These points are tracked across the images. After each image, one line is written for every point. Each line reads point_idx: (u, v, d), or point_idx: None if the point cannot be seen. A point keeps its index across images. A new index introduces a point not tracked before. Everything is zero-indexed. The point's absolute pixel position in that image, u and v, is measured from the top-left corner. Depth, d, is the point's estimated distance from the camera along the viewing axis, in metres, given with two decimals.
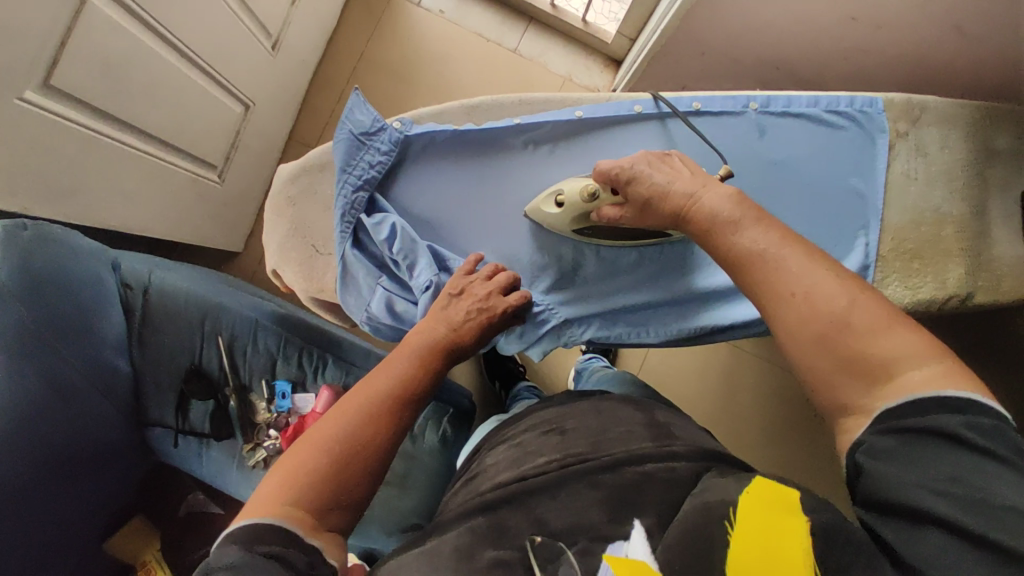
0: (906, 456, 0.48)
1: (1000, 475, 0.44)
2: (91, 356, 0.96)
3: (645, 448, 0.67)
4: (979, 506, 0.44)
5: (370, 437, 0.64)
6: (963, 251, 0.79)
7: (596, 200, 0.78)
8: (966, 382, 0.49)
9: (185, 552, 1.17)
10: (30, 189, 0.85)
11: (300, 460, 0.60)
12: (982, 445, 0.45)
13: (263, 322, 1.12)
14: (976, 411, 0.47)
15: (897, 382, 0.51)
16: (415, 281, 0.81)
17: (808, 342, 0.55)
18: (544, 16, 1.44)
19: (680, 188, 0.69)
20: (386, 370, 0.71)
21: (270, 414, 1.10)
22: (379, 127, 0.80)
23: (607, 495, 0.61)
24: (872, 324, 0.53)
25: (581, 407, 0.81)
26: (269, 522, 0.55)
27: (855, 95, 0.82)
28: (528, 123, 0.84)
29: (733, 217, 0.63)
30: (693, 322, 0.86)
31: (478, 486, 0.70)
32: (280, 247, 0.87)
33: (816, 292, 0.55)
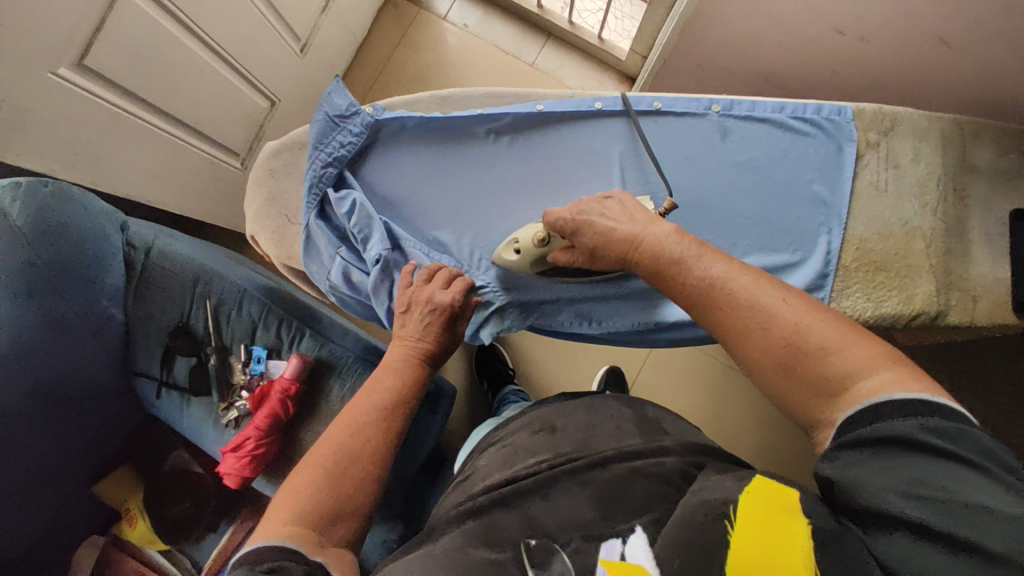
0: (867, 464, 0.43)
1: (968, 478, 0.39)
2: (86, 307, 0.85)
3: (635, 445, 0.62)
4: (944, 508, 0.39)
5: (363, 442, 0.60)
6: (931, 268, 0.73)
7: (549, 245, 0.69)
8: (922, 384, 0.44)
9: (164, 505, 1.03)
10: (58, 153, 0.89)
11: (296, 490, 0.56)
12: (938, 445, 0.41)
13: (249, 291, 0.93)
14: (934, 412, 0.42)
15: (853, 392, 0.46)
16: (376, 255, 0.71)
17: (771, 368, 0.51)
18: (562, 33, 1.48)
19: (622, 234, 0.63)
20: (371, 389, 0.66)
21: (243, 376, 0.89)
22: (354, 111, 0.73)
23: (595, 492, 0.57)
24: (829, 341, 0.49)
25: (573, 404, 0.74)
26: (279, 547, 0.50)
27: (822, 103, 0.76)
28: (490, 114, 0.74)
29: (678, 255, 0.59)
30: (641, 318, 0.72)
31: (469, 490, 0.64)
32: (255, 212, 0.78)
33: (775, 312, 0.52)
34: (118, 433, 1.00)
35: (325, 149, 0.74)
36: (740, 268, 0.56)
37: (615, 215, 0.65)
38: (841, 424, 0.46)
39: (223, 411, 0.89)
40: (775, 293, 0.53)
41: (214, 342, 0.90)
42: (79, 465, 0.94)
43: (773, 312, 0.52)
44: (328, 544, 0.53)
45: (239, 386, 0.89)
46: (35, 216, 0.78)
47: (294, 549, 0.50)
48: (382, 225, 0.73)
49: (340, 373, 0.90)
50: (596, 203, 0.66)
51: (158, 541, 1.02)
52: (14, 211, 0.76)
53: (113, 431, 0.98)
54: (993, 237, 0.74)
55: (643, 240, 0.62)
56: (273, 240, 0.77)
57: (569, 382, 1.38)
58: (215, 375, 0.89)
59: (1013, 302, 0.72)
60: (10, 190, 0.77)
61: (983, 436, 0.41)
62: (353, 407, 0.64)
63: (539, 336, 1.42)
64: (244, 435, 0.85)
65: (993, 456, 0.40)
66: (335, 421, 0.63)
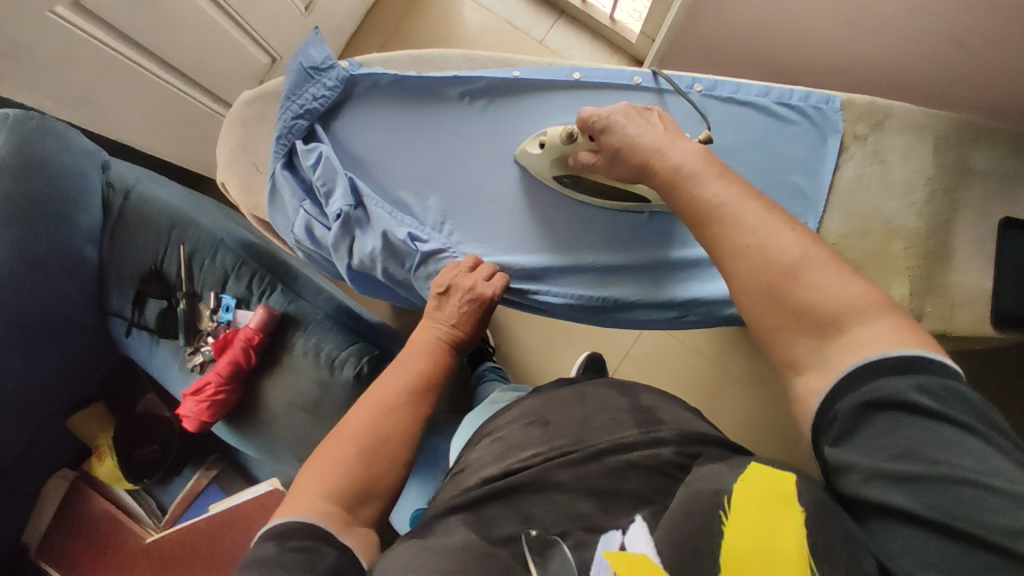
0: (858, 439, 0.40)
1: (955, 442, 0.37)
2: (62, 242, 0.86)
3: (631, 437, 0.58)
4: (939, 484, 0.36)
5: (394, 424, 0.58)
6: (909, 271, 0.70)
7: (575, 143, 0.68)
8: (918, 339, 0.42)
9: (133, 446, 1.06)
10: (50, 90, 0.89)
11: (326, 466, 0.54)
12: (931, 408, 0.38)
13: (225, 241, 0.93)
14: (922, 371, 0.40)
15: (849, 337, 0.44)
16: (337, 210, 0.71)
17: (757, 300, 0.48)
18: (574, 11, 1.44)
19: (648, 142, 0.60)
20: (401, 367, 0.64)
21: (211, 323, 0.90)
22: (329, 64, 0.73)
23: (592, 488, 0.53)
24: (825, 281, 0.46)
25: (566, 393, 0.69)
26: (310, 523, 0.49)
27: (811, 91, 0.74)
28: (464, 76, 0.73)
29: (695, 170, 0.55)
30: (660, 292, 0.69)
31: (460, 485, 0.59)
32: (225, 158, 0.78)
33: (771, 245, 0.48)
34: (95, 369, 1.03)
35: (297, 101, 0.74)
36: (753, 197, 0.52)
37: (650, 125, 0.62)
38: (828, 392, 0.43)
39: (189, 356, 0.91)
40: (774, 230, 0.49)
41: (184, 288, 0.91)
42: (53, 399, 0.96)
43: (772, 245, 0.48)
44: (356, 524, 0.52)
45: (207, 333, 0.91)
46: (17, 145, 0.79)
47: (323, 527, 0.49)
48: (346, 180, 0.72)
49: (305, 328, 0.91)
50: (632, 116, 0.63)
51: (123, 480, 1.04)
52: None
53: (88, 368, 1.01)
54: (982, 245, 0.70)
55: (665, 153, 0.58)
56: (241, 189, 0.77)
57: (552, 363, 1.38)
58: (184, 320, 0.91)
59: (992, 313, 0.69)
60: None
61: (971, 394, 0.39)
62: (386, 383, 0.62)
63: (525, 316, 1.41)
64: (205, 380, 0.86)
65: (982, 416, 0.38)
66: (368, 395, 0.61)
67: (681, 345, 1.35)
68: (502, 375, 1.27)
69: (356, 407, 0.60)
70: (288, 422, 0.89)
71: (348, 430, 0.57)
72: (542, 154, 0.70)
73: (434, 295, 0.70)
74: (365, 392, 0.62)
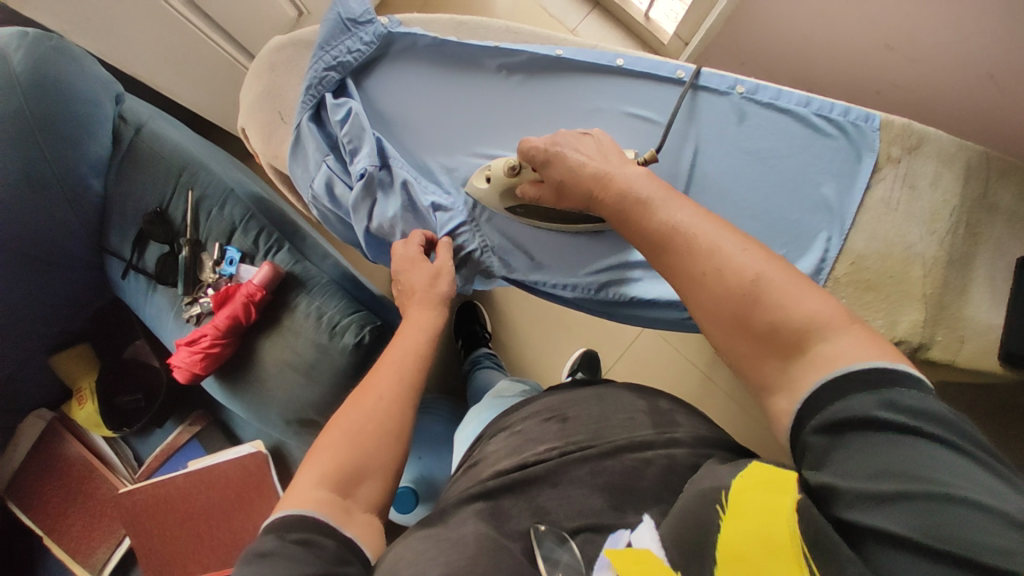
0: (834, 461, 0.38)
1: (937, 457, 0.35)
2: (64, 168, 0.84)
3: (647, 435, 0.62)
4: (932, 503, 0.33)
5: (392, 418, 0.57)
6: (924, 299, 0.69)
7: (519, 176, 0.67)
8: (875, 351, 0.40)
9: (113, 393, 1.02)
10: (72, 15, 0.86)
11: (323, 460, 0.53)
12: (906, 425, 0.36)
13: (237, 193, 0.91)
14: (891, 385, 0.38)
15: (810, 356, 0.43)
16: (362, 169, 0.69)
17: (719, 296, 0.48)
18: (609, 5, 1.42)
19: (592, 169, 0.60)
20: (389, 369, 0.61)
21: (212, 275, 0.88)
22: (368, 19, 0.71)
23: (607, 485, 0.56)
24: (783, 298, 0.45)
25: (586, 391, 0.72)
26: (308, 515, 0.48)
27: (851, 106, 0.72)
28: (505, 48, 0.71)
29: (645, 196, 0.55)
30: (621, 289, 0.69)
31: (477, 476, 0.63)
32: (249, 104, 0.75)
33: (732, 262, 0.48)
34: (83, 309, 1.00)
35: (331, 52, 0.71)
36: (704, 215, 0.52)
37: (590, 152, 0.62)
38: (798, 411, 0.42)
39: (186, 305, 0.88)
40: (739, 243, 0.49)
41: (189, 235, 0.88)
42: (37, 334, 0.93)
43: (731, 261, 0.48)
44: (358, 511, 0.51)
45: (207, 284, 0.88)
46: (34, 67, 0.77)
47: (325, 520, 0.48)
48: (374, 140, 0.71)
49: (309, 291, 0.88)
50: (571, 138, 0.64)
51: (102, 426, 1.01)
52: (15, 57, 0.76)
53: (76, 306, 0.98)
54: (995, 281, 0.71)
55: (613, 178, 0.58)
56: (261, 134, 0.75)
57: (545, 357, 1.37)
58: (185, 267, 0.87)
59: (998, 351, 0.68)
60: (16, 37, 0.76)
61: (947, 410, 0.37)
62: (372, 381, 0.60)
63: (524, 307, 1.39)
64: (201, 332, 0.84)
65: (961, 432, 0.36)
66: (354, 395, 0.59)
67: (677, 352, 1.34)
68: (497, 363, 1.26)
69: (352, 401, 0.59)
70: (280, 382, 0.87)
71: (339, 428, 0.56)
72: (489, 189, 0.69)
73: (393, 287, 0.71)
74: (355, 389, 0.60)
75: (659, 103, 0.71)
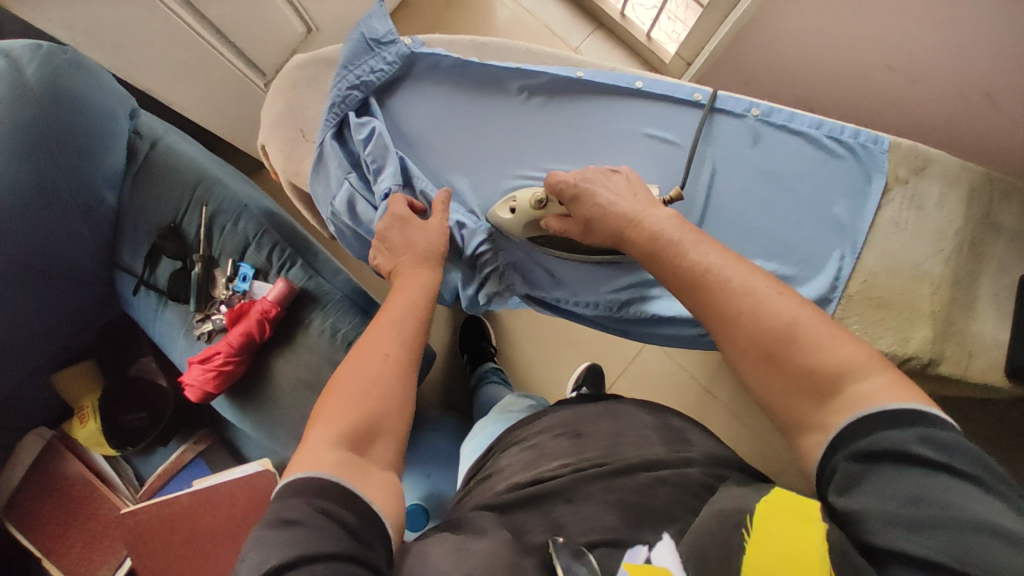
0: (864, 489, 0.40)
1: (963, 489, 0.37)
2: (78, 181, 0.83)
3: (659, 454, 0.62)
4: (954, 530, 0.36)
5: (394, 375, 0.57)
6: (932, 315, 0.71)
7: (545, 208, 0.68)
8: (914, 395, 0.42)
9: (116, 412, 1.01)
10: (87, 29, 0.86)
11: (332, 421, 0.53)
12: (935, 459, 0.38)
13: (251, 207, 0.90)
14: (925, 423, 0.40)
15: (845, 398, 0.44)
16: (386, 189, 0.70)
17: (753, 339, 0.49)
18: (612, 24, 1.46)
19: (623, 207, 0.62)
20: (388, 325, 0.60)
21: (225, 291, 0.87)
22: (391, 39, 0.72)
23: (620, 502, 0.56)
24: (820, 341, 0.47)
25: (595, 407, 0.72)
26: (328, 480, 0.47)
27: (861, 128, 0.74)
28: (527, 70, 0.73)
29: (676, 240, 0.57)
30: (631, 309, 0.70)
31: (492, 489, 0.64)
32: (270, 121, 0.75)
33: (767, 304, 0.50)
34: (91, 324, 0.98)
35: (354, 71, 0.72)
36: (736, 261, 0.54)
37: (620, 188, 0.64)
38: (828, 444, 0.44)
39: (197, 322, 0.88)
40: (772, 286, 0.51)
41: (201, 251, 0.88)
42: (43, 349, 0.91)
43: (767, 302, 0.50)
44: (372, 471, 0.51)
45: (220, 302, 0.87)
46: (50, 80, 0.76)
47: (344, 482, 0.48)
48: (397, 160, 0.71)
49: (323, 307, 0.88)
50: (601, 174, 0.66)
51: (104, 446, 0.99)
52: (30, 69, 0.74)
53: (85, 323, 0.97)
54: (999, 299, 0.73)
55: (641, 219, 0.61)
56: (281, 152, 0.75)
57: (548, 371, 1.37)
58: (196, 285, 0.87)
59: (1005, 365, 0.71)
60: (30, 50, 0.75)
61: (973, 445, 0.39)
62: (373, 337, 0.59)
63: (528, 321, 1.40)
64: (214, 349, 0.83)
65: (985, 465, 0.38)
66: (356, 354, 0.58)
67: (679, 366, 1.35)
68: (503, 378, 1.26)
69: (353, 360, 0.58)
70: (292, 400, 0.86)
71: (345, 388, 0.55)
72: (514, 219, 0.70)
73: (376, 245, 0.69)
74: (353, 349, 0.59)
75: (675, 124, 0.73)
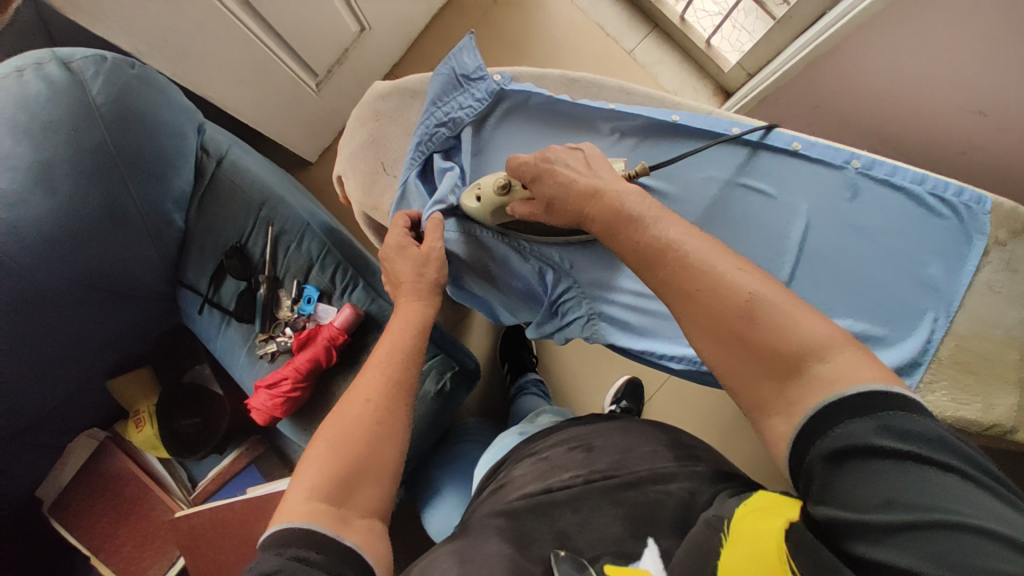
0: (837, 488, 0.41)
1: (935, 480, 0.38)
2: (149, 203, 0.82)
3: (669, 467, 0.63)
4: (932, 530, 0.36)
5: (383, 416, 0.58)
6: (1019, 382, 0.67)
7: (509, 194, 0.69)
8: (884, 374, 0.43)
9: (173, 418, 1.01)
10: (146, 37, 0.82)
11: (318, 465, 0.53)
12: (900, 448, 0.39)
13: (314, 228, 0.91)
14: (884, 409, 0.41)
15: (808, 377, 0.45)
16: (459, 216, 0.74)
17: (722, 341, 0.50)
18: (669, 27, 1.39)
19: (585, 187, 0.62)
20: (376, 369, 0.62)
21: (291, 313, 0.88)
22: (480, 75, 0.74)
23: (629, 512, 0.57)
24: (783, 321, 0.47)
25: (610, 424, 0.73)
26: (304, 528, 0.47)
27: (964, 186, 0.70)
28: (620, 112, 0.74)
29: (637, 214, 0.58)
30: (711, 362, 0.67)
31: (504, 498, 0.64)
32: (352, 154, 0.80)
33: (727, 280, 0.50)
34: (148, 336, 0.98)
35: (443, 108, 0.75)
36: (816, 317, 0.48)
37: (580, 168, 0.65)
38: (794, 438, 0.45)
39: (261, 342, 0.88)
40: (753, 276, 0.50)
41: (268, 271, 0.88)
42: (98, 363, 0.90)
43: (726, 279, 0.50)
44: (355, 518, 0.50)
45: (285, 323, 0.88)
46: (114, 96, 0.75)
47: (321, 530, 0.47)
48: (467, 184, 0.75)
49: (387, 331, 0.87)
50: (562, 155, 0.66)
51: (161, 450, 1.00)
52: (94, 85, 0.73)
53: (144, 336, 0.96)
54: None
55: (603, 194, 0.61)
56: (361, 185, 0.79)
57: (584, 382, 1.37)
58: (263, 305, 0.88)
59: None
60: (93, 62, 0.74)
61: (939, 430, 0.40)
62: (361, 382, 0.61)
63: None
64: (280, 374, 0.82)
65: (957, 453, 0.39)
66: (338, 408, 0.59)
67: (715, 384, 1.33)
68: (543, 390, 1.24)
69: (337, 409, 0.59)
70: None
71: (326, 439, 0.55)
72: (480, 208, 0.71)
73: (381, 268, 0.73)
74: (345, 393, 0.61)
75: (775, 172, 0.74)
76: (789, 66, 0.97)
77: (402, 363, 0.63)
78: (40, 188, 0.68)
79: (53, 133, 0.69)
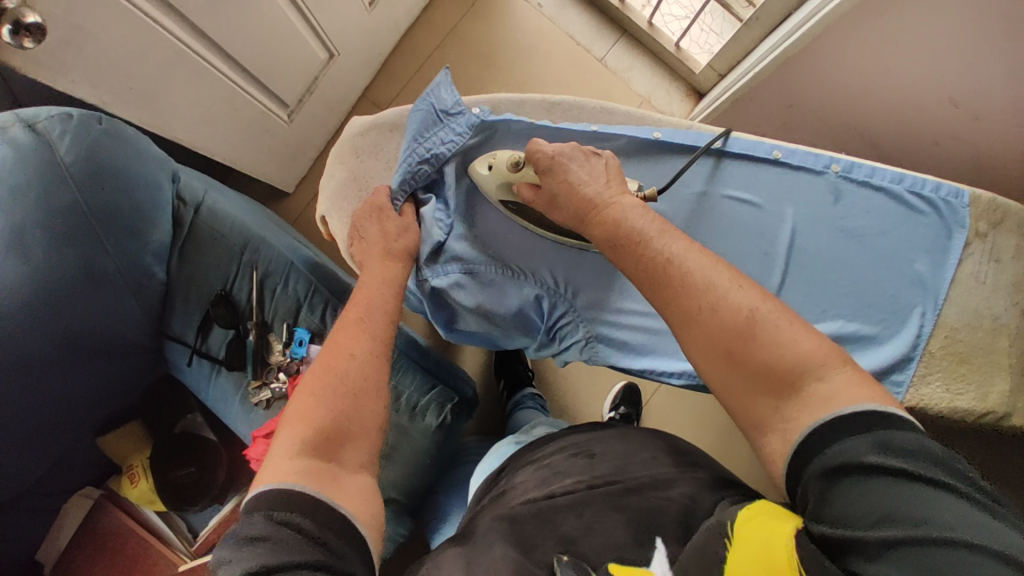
0: (834, 501, 0.41)
1: (933, 498, 0.38)
2: (127, 260, 0.80)
3: (669, 473, 0.62)
4: (926, 546, 0.36)
5: (365, 381, 0.58)
6: (1011, 368, 0.67)
7: (519, 173, 0.69)
8: (875, 395, 0.44)
9: (169, 469, 0.99)
10: (111, 87, 0.79)
11: (298, 428, 0.53)
12: (899, 467, 0.39)
13: (297, 266, 0.91)
14: (884, 429, 0.42)
15: (806, 395, 0.46)
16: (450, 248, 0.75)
17: (711, 358, 0.50)
18: (637, 32, 1.39)
19: (590, 194, 0.62)
20: (352, 338, 0.61)
21: (283, 357, 0.88)
22: (459, 110, 0.75)
23: (630, 517, 0.55)
24: (779, 338, 0.47)
25: (610, 431, 0.72)
26: (297, 488, 0.48)
27: (942, 182, 0.71)
28: (603, 133, 0.76)
29: (640, 229, 0.57)
30: None
31: (507, 503, 0.63)
32: (334, 195, 0.80)
33: (728, 306, 0.50)
34: (136, 389, 0.95)
35: (423, 143, 0.74)
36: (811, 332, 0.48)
37: (597, 172, 0.64)
38: (796, 450, 0.45)
39: (255, 389, 0.88)
40: (746, 291, 0.50)
41: (256, 317, 0.88)
42: (85, 422, 0.87)
43: (726, 298, 0.50)
44: (346, 478, 0.51)
45: (278, 367, 0.89)
46: (84, 154, 0.73)
47: (313, 492, 0.48)
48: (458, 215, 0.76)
49: None
50: (581, 154, 0.65)
51: (160, 503, 0.98)
52: (62, 145, 0.71)
53: (133, 390, 0.94)
54: None
55: (602, 219, 0.61)
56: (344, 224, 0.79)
57: (581, 391, 1.36)
58: (253, 352, 0.88)
59: None
60: (60, 121, 0.71)
61: (938, 450, 0.40)
62: (340, 343, 0.61)
63: None
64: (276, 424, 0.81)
65: (957, 473, 0.39)
66: (318, 365, 0.59)
67: None
68: (541, 404, 1.23)
69: (309, 376, 0.58)
70: None
71: (307, 401, 0.56)
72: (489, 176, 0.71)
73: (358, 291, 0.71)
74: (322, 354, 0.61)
75: (757, 181, 0.75)
76: (760, 68, 0.98)
77: (379, 331, 0.63)
78: (12, 257, 0.67)
79: (23, 198, 0.67)
